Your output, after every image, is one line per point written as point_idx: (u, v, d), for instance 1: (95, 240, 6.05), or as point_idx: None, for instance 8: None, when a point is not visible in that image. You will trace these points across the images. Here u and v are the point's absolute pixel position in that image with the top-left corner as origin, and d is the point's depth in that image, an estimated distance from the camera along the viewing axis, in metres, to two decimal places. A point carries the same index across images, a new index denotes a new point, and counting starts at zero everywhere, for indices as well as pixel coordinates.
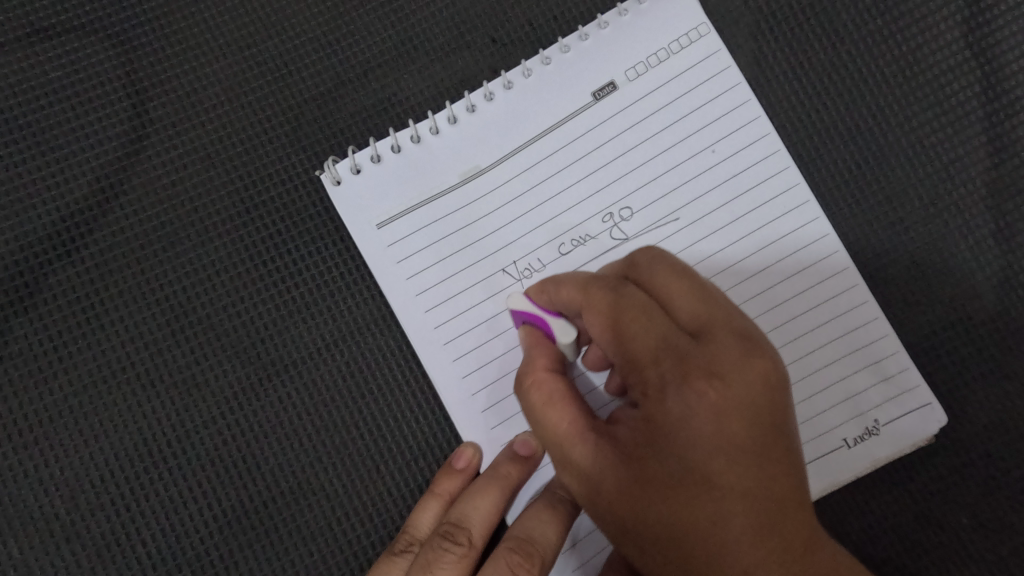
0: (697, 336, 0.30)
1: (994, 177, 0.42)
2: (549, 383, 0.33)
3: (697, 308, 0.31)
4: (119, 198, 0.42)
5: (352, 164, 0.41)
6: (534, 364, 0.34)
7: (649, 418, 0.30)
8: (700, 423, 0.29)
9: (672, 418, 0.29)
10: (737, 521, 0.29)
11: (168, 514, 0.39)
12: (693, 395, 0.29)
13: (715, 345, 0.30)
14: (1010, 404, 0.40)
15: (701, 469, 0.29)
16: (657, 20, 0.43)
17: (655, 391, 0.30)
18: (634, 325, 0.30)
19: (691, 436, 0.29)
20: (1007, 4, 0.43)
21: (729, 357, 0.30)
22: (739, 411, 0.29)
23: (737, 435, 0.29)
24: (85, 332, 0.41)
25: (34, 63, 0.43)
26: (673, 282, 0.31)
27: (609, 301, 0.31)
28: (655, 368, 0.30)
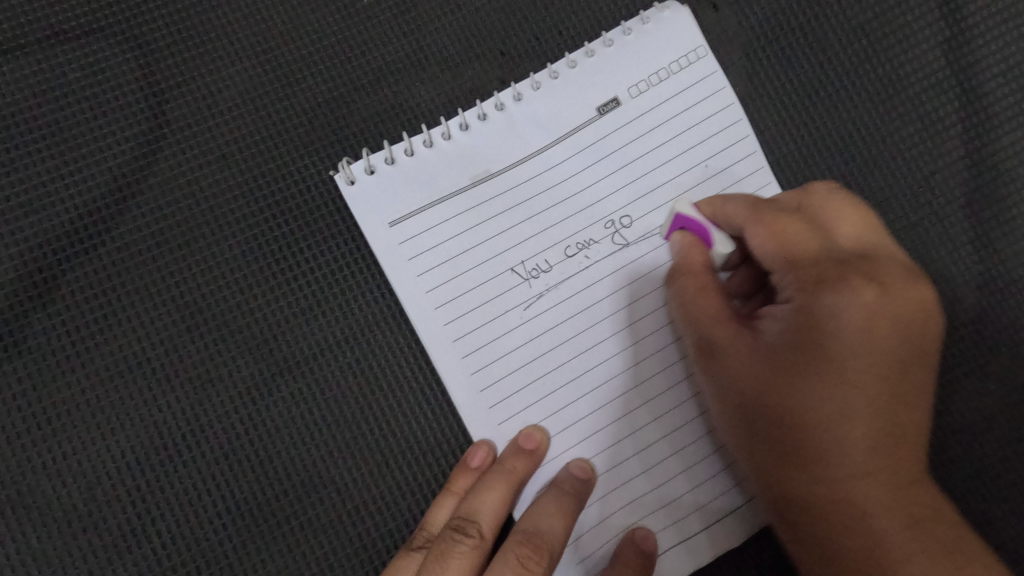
0: (864, 250, 0.38)
1: (973, 187, 0.45)
2: (703, 278, 0.39)
3: (858, 233, 0.38)
4: (135, 196, 0.43)
5: (367, 165, 0.43)
6: (691, 258, 0.39)
7: (820, 309, 0.36)
8: (892, 317, 0.36)
9: (826, 311, 0.36)
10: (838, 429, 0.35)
11: (181, 505, 0.40)
12: (857, 288, 0.36)
13: (866, 258, 0.37)
14: (990, 402, 0.43)
15: (857, 358, 0.35)
16: (658, 41, 0.45)
17: (826, 282, 0.36)
18: (806, 232, 0.38)
19: (861, 329, 0.35)
20: (982, 26, 0.46)
21: (906, 276, 0.37)
22: (907, 318, 0.36)
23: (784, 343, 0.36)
24: (101, 326, 0.42)
25: (52, 63, 0.44)
26: (844, 205, 0.39)
27: (802, 216, 0.38)
28: (846, 268, 0.36)
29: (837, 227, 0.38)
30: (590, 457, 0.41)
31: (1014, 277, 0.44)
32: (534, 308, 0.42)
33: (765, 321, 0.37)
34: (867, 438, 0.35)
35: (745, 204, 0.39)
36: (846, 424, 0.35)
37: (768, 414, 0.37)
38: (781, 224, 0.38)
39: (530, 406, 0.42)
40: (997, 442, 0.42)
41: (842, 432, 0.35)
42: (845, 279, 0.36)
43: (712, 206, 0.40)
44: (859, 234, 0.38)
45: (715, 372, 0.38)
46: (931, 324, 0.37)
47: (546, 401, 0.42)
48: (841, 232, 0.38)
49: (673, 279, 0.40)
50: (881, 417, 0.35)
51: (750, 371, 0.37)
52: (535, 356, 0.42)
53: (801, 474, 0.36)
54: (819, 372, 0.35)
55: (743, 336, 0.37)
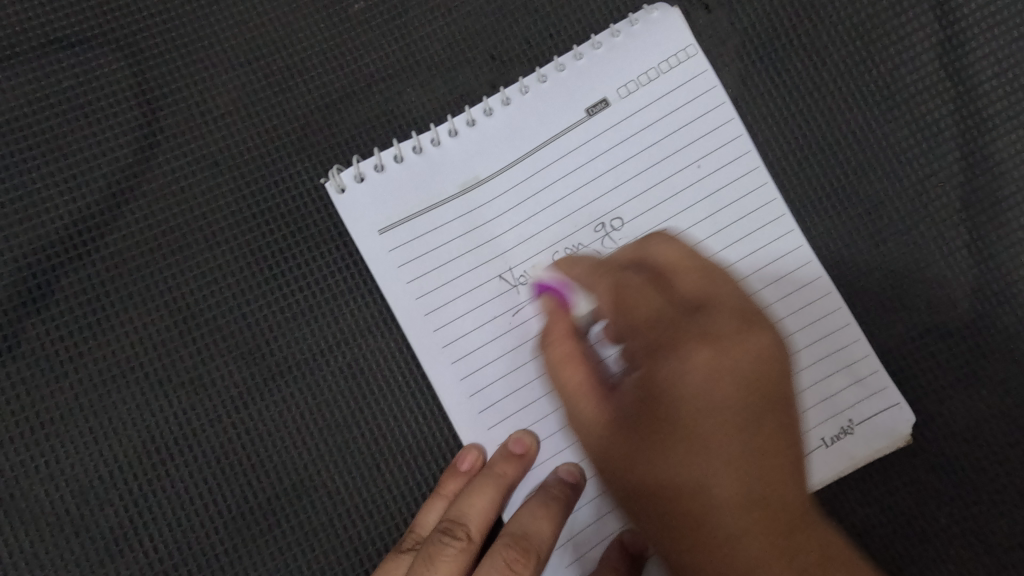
0: (706, 305, 0.35)
1: (968, 190, 0.44)
2: (566, 345, 0.37)
3: (699, 292, 0.35)
4: (128, 202, 0.44)
5: (356, 172, 0.43)
6: (554, 328, 0.37)
7: (654, 374, 0.33)
8: (744, 369, 0.33)
9: (663, 377, 0.33)
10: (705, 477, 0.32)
11: (175, 510, 0.41)
12: (687, 352, 0.33)
13: (710, 313, 0.35)
14: (983, 406, 0.42)
15: (703, 422, 0.32)
16: (647, 42, 0.45)
17: (664, 347, 0.34)
18: (653, 298, 0.35)
19: (714, 386, 0.33)
20: (978, 26, 0.45)
21: (743, 322, 0.34)
22: (762, 372, 0.33)
23: (704, 391, 0.33)
24: (95, 332, 0.42)
25: (46, 71, 0.45)
26: (678, 265, 0.36)
27: (653, 278, 0.36)
28: (692, 326, 0.34)
29: (667, 274, 0.36)
30: (579, 461, 0.42)
31: (1009, 281, 0.43)
32: (523, 312, 0.42)
33: (621, 383, 0.35)
34: (746, 502, 0.32)
35: (592, 270, 0.38)
36: (711, 489, 0.32)
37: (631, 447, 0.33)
38: (626, 286, 0.35)
39: (520, 410, 0.42)
40: (990, 446, 0.42)
41: (719, 493, 0.32)
42: (681, 342, 0.33)
43: (579, 267, 0.38)
44: (694, 292, 0.35)
45: (580, 425, 0.36)
46: (784, 368, 0.34)
47: (536, 405, 0.42)
48: (681, 290, 0.35)
49: (545, 346, 0.37)
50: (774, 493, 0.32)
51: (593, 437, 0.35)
52: (525, 361, 0.42)
53: (684, 539, 0.32)
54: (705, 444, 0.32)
55: (601, 405, 0.35)
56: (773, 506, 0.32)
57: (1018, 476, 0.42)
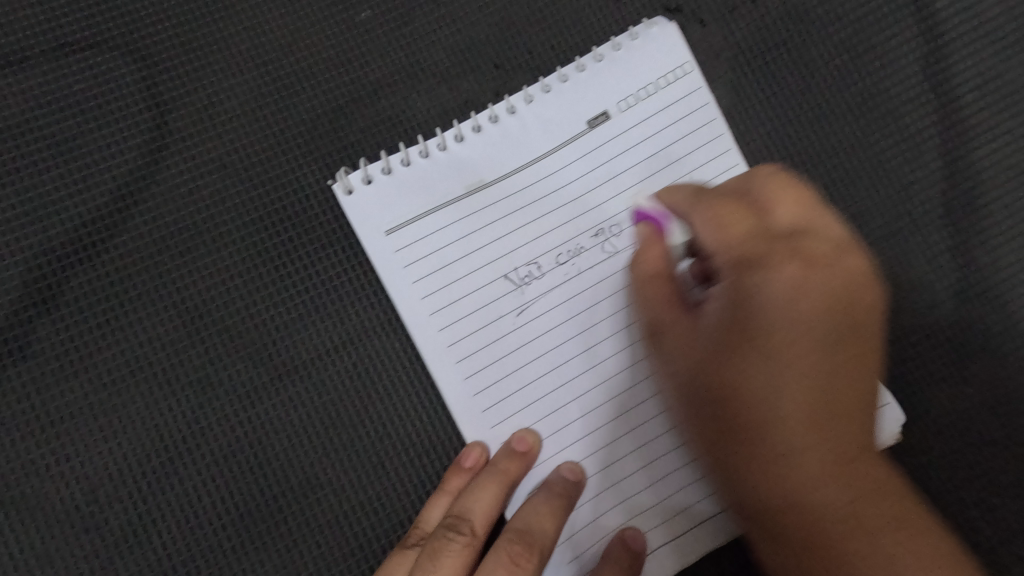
0: (804, 229, 0.38)
1: (951, 197, 0.46)
2: (664, 285, 0.38)
3: (797, 212, 0.38)
4: (137, 203, 0.44)
5: (364, 175, 0.44)
6: (650, 253, 0.38)
7: (749, 288, 0.36)
8: (819, 298, 0.36)
9: (755, 295, 0.36)
10: (798, 395, 0.35)
11: (182, 506, 0.41)
12: (782, 266, 0.36)
13: (812, 235, 0.38)
14: (968, 405, 0.44)
15: (777, 331, 0.36)
16: (647, 57, 0.46)
17: (760, 266, 0.36)
18: (739, 220, 0.38)
19: (795, 300, 0.36)
20: (958, 42, 0.48)
21: (837, 247, 0.37)
22: (846, 292, 0.36)
23: (787, 301, 0.36)
24: (102, 331, 0.43)
25: (56, 74, 0.45)
26: (778, 186, 0.39)
27: (743, 204, 0.38)
28: (782, 247, 0.37)
29: (772, 206, 0.38)
30: (579, 460, 0.42)
31: (990, 285, 0.45)
32: (526, 314, 0.43)
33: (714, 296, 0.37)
34: (805, 441, 0.35)
35: (693, 198, 0.39)
36: (778, 407, 0.35)
37: (777, 373, 0.36)
38: (723, 212, 0.38)
39: (522, 410, 0.43)
40: (975, 443, 0.44)
41: (771, 412, 0.35)
42: (775, 262, 0.36)
43: (675, 196, 0.39)
44: (794, 212, 0.38)
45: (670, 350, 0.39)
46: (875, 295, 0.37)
47: (538, 405, 0.43)
48: (740, 227, 0.37)
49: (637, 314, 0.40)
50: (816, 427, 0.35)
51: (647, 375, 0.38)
52: (528, 361, 0.43)
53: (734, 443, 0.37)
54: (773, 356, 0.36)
55: (686, 318, 0.38)
56: (831, 400, 0.36)
57: (1001, 472, 0.43)
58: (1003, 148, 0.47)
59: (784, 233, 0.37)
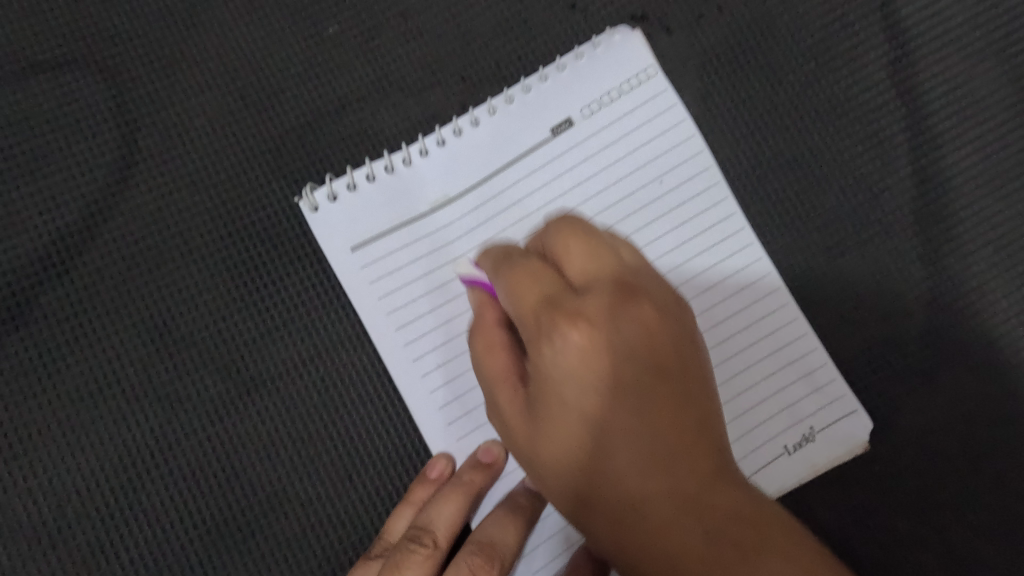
0: (586, 288, 0.32)
1: (920, 206, 0.46)
2: (493, 335, 0.35)
3: (588, 265, 0.32)
4: (106, 221, 0.45)
5: (329, 191, 0.44)
6: (483, 317, 0.36)
7: (549, 363, 0.31)
8: (617, 363, 0.31)
9: (554, 365, 0.31)
10: (632, 459, 0.30)
11: (149, 522, 0.41)
12: (563, 337, 0.30)
13: (601, 290, 0.32)
14: (939, 413, 0.44)
15: (584, 404, 0.31)
16: (610, 64, 0.46)
17: (551, 333, 0.31)
18: (534, 288, 0.32)
19: (598, 376, 0.31)
20: (927, 48, 0.47)
21: (629, 292, 0.32)
22: (647, 351, 0.31)
23: (591, 373, 0.31)
24: (72, 348, 0.43)
25: (28, 94, 0.46)
26: (569, 237, 0.33)
27: (530, 268, 0.33)
28: (573, 309, 0.31)
29: (560, 259, 0.33)
30: None
31: (961, 293, 0.45)
32: None
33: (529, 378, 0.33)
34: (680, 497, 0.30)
35: (493, 268, 0.34)
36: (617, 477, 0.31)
37: (565, 445, 0.32)
38: (521, 278, 0.32)
39: (489, 421, 0.43)
40: (946, 452, 0.43)
41: (625, 479, 0.30)
42: (560, 328, 0.31)
43: (490, 257, 0.35)
44: (590, 267, 0.32)
45: (518, 446, 0.34)
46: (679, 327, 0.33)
47: None
48: (527, 290, 0.32)
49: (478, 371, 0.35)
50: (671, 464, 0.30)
51: (524, 433, 0.33)
52: None
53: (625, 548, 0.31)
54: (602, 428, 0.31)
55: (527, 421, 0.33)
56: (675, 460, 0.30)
57: (973, 481, 0.43)
58: (973, 156, 0.46)
59: (576, 287, 0.32)
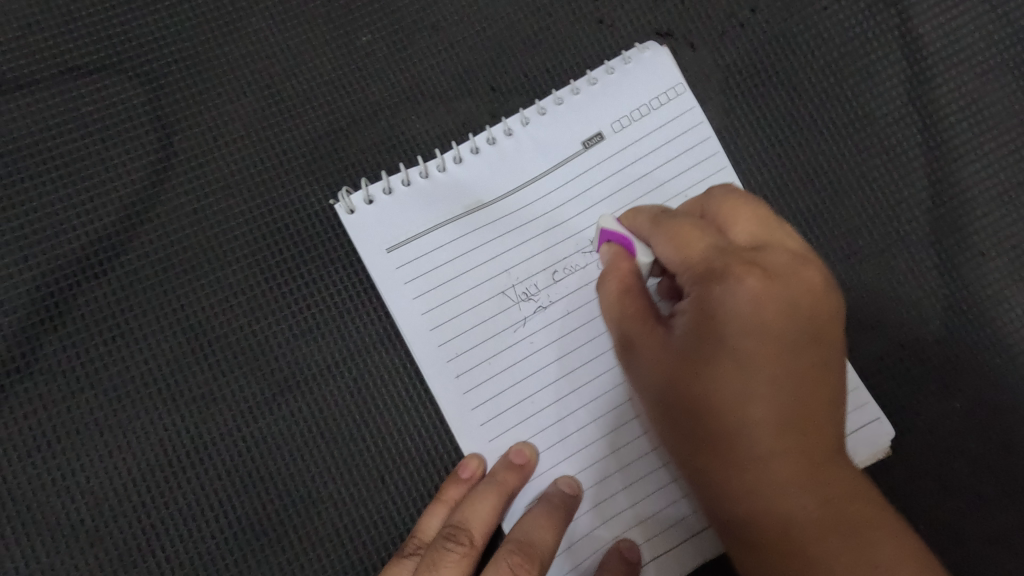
0: (686, 263, 0.37)
1: (936, 217, 0.47)
2: (628, 280, 0.38)
3: (756, 228, 0.38)
4: (144, 222, 0.45)
5: (365, 194, 0.45)
6: (619, 266, 0.38)
7: (711, 303, 0.35)
8: (776, 304, 0.35)
9: (716, 302, 0.35)
10: (760, 402, 0.34)
11: (184, 521, 0.42)
12: (737, 281, 0.36)
13: (770, 251, 0.37)
14: (958, 418, 0.45)
15: (732, 341, 0.35)
16: (641, 79, 0.48)
17: (715, 280, 0.36)
18: (701, 234, 0.37)
19: (754, 319, 0.35)
20: (941, 65, 0.49)
21: (801, 259, 0.37)
22: (803, 307, 0.36)
23: (749, 316, 0.35)
24: (109, 347, 0.43)
25: (66, 96, 0.47)
26: (738, 204, 0.38)
27: (696, 223, 0.38)
28: (728, 263, 0.36)
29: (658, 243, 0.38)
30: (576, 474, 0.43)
31: (977, 301, 0.46)
32: (525, 330, 0.44)
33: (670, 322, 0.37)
34: (794, 455, 0.34)
35: (653, 217, 0.39)
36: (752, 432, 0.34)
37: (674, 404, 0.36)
38: (688, 228, 0.37)
39: (520, 424, 0.43)
40: (965, 457, 0.45)
41: (749, 422, 0.34)
42: (732, 271, 0.36)
43: (638, 217, 0.39)
44: (757, 229, 0.38)
45: (644, 378, 0.37)
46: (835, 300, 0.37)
47: (537, 419, 0.44)
48: (665, 254, 0.38)
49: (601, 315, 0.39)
50: (793, 412, 0.34)
51: (653, 369, 0.37)
52: (526, 376, 0.44)
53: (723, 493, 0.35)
54: (716, 365, 0.35)
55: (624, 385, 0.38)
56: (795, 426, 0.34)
57: (992, 484, 0.44)
58: (986, 168, 0.48)
59: (751, 247, 0.37)
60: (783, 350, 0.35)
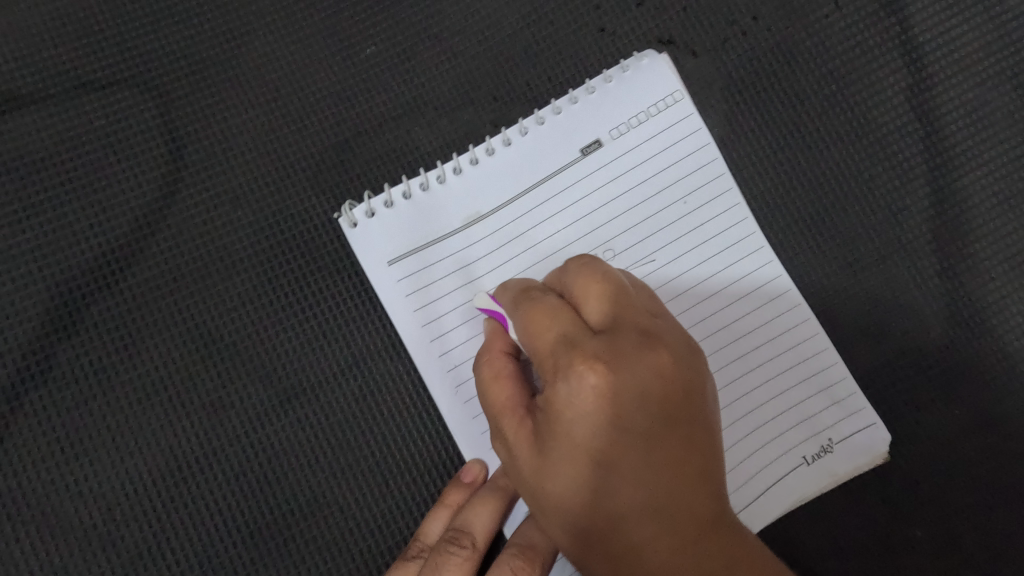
0: (653, 328, 0.34)
1: (937, 225, 0.47)
2: (502, 362, 0.37)
3: (606, 309, 0.34)
4: (154, 234, 0.47)
5: (368, 207, 0.46)
6: (492, 345, 0.38)
7: (557, 399, 0.32)
8: (632, 389, 0.32)
9: (566, 396, 0.32)
10: (633, 496, 0.32)
11: (195, 524, 0.43)
12: (580, 375, 0.32)
13: (623, 333, 0.33)
14: (957, 426, 0.45)
15: (597, 437, 0.32)
16: (638, 88, 0.48)
17: (567, 365, 0.32)
18: (549, 319, 0.34)
19: (643, 407, 0.32)
20: (943, 72, 0.49)
21: (648, 337, 0.34)
22: (663, 388, 0.33)
23: (596, 413, 0.32)
24: (122, 356, 0.45)
25: (78, 111, 0.48)
26: (594, 281, 0.35)
27: (564, 305, 0.35)
28: (597, 349, 0.33)
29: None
30: None
31: (977, 309, 0.47)
32: None
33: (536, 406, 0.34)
34: (680, 556, 0.32)
35: (522, 293, 0.37)
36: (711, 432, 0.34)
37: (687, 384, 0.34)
38: (542, 309, 0.35)
39: None
40: (964, 464, 0.45)
41: (636, 501, 0.32)
42: (576, 363, 0.32)
43: (509, 291, 0.38)
44: (608, 309, 0.34)
45: (519, 475, 0.35)
46: (687, 377, 0.34)
47: None
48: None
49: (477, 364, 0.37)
50: (664, 503, 0.32)
51: (525, 453, 0.34)
52: None
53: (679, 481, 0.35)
54: (606, 466, 0.32)
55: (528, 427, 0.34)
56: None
57: (992, 491, 0.44)
58: (989, 176, 0.48)
59: (640, 327, 0.34)
60: (654, 453, 0.33)
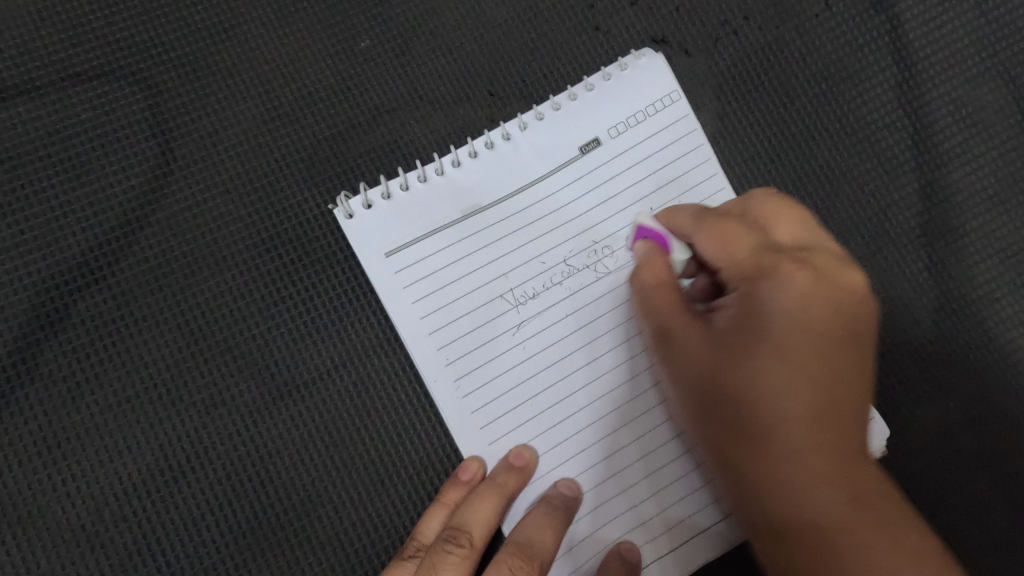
0: (794, 251, 0.40)
1: (928, 219, 0.48)
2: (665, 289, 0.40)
3: (796, 231, 0.41)
4: (143, 228, 0.45)
5: (364, 199, 0.45)
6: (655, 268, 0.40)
7: (759, 301, 0.38)
8: (828, 313, 0.38)
9: (773, 306, 0.38)
10: (800, 405, 0.36)
11: (184, 525, 0.42)
12: (785, 278, 0.38)
13: (809, 251, 0.40)
14: (951, 418, 0.46)
15: (789, 340, 0.37)
16: (635, 85, 0.48)
17: (769, 277, 0.38)
18: (742, 236, 0.40)
19: (806, 315, 0.38)
20: (930, 70, 0.50)
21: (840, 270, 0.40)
22: (847, 307, 0.39)
23: (812, 319, 0.38)
24: (108, 352, 0.43)
25: (65, 102, 0.47)
26: (777, 211, 0.41)
27: (739, 222, 0.41)
28: (786, 257, 0.39)
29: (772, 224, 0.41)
30: (574, 476, 0.44)
31: (967, 302, 0.47)
32: (524, 333, 0.45)
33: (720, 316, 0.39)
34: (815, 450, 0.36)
35: (697, 216, 0.41)
36: (862, 380, 0.38)
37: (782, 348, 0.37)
38: (733, 234, 0.40)
39: (519, 427, 0.44)
40: (958, 455, 0.45)
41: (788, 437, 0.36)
42: (782, 268, 0.38)
43: (679, 214, 0.42)
44: (797, 231, 0.41)
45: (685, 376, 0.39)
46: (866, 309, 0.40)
47: (536, 421, 0.44)
48: (782, 231, 0.41)
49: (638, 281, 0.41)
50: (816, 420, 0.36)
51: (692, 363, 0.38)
52: (525, 379, 0.44)
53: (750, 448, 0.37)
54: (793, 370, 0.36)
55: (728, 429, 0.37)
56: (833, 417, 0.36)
57: (985, 482, 0.45)
58: (976, 171, 0.49)
59: (794, 248, 0.40)
60: (832, 369, 0.37)
